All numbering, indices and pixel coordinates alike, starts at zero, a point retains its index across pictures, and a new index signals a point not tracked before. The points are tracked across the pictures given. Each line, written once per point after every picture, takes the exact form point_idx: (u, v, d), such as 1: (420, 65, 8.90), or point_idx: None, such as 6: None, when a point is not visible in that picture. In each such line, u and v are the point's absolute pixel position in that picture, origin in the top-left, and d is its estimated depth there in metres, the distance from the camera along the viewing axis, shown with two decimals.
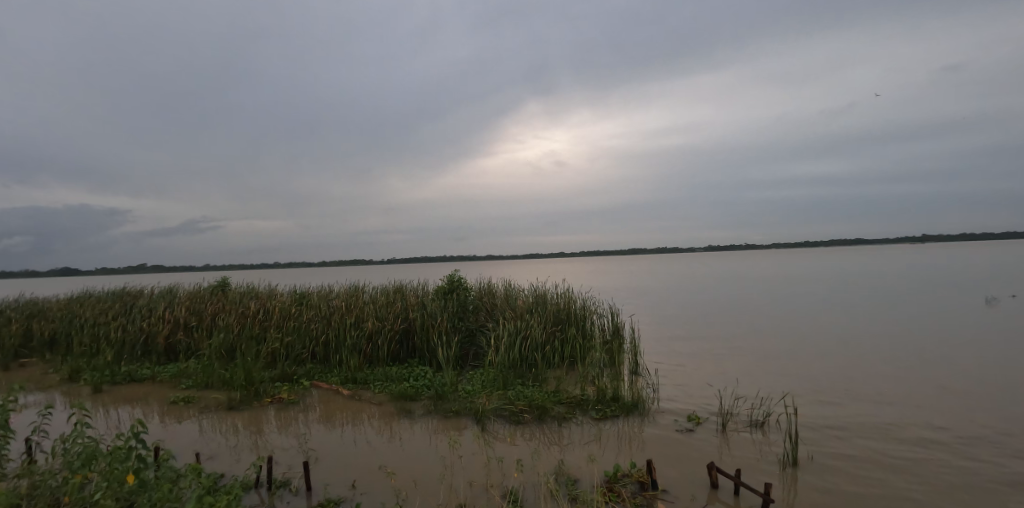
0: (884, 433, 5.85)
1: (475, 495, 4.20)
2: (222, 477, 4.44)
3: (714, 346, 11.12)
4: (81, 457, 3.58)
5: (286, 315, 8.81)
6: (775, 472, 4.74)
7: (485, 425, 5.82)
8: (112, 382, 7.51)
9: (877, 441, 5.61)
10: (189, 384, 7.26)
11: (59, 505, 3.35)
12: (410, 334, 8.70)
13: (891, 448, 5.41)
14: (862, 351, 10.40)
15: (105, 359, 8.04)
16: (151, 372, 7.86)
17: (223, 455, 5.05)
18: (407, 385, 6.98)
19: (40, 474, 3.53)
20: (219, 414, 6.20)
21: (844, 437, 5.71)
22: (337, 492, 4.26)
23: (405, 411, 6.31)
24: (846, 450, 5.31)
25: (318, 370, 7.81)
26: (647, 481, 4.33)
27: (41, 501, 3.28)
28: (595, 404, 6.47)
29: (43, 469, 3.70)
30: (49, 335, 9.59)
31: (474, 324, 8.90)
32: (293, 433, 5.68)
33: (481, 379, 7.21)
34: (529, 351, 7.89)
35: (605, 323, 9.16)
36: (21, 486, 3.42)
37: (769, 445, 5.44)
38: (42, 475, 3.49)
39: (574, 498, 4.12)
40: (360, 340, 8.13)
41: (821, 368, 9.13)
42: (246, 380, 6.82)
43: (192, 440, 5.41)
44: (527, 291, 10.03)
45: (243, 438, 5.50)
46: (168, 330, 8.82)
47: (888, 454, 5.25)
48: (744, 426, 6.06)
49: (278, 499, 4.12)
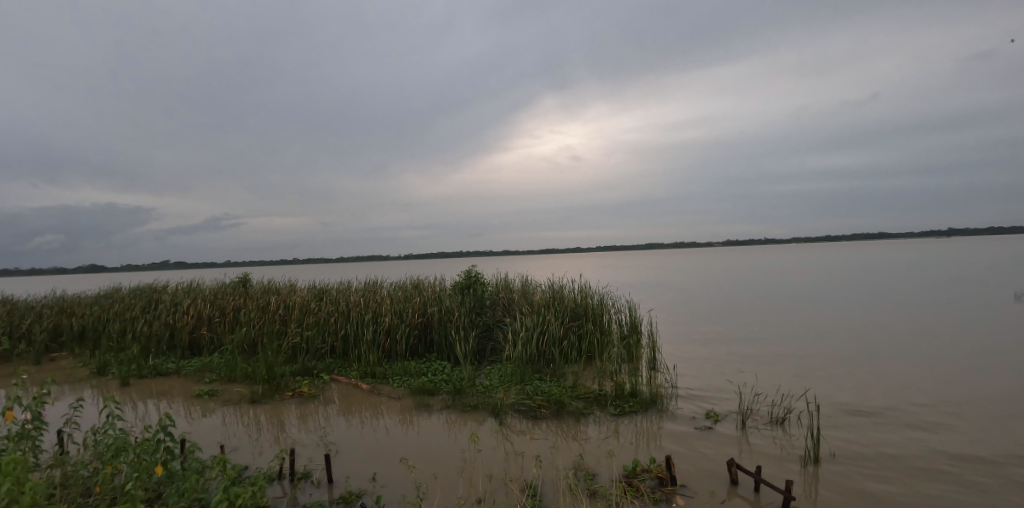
0: (905, 431, 5.75)
1: (494, 488, 4.24)
2: (246, 470, 4.55)
3: (733, 341, 11.04)
4: (112, 448, 3.72)
5: (306, 310, 8.91)
6: (797, 471, 4.67)
7: (503, 420, 5.84)
8: (138, 376, 7.71)
9: (902, 441, 5.49)
10: (213, 377, 7.43)
11: (90, 495, 3.50)
12: (427, 329, 8.73)
13: (912, 447, 5.31)
14: (887, 348, 10.11)
15: (131, 354, 8.29)
16: (175, 366, 8.07)
17: (246, 447, 5.17)
18: (425, 380, 7.05)
19: (72, 464, 3.66)
20: (242, 407, 6.33)
21: (869, 436, 5.61)
22: (358, 485, 4.33)
23: (424, 406, 6.36)
24: (867, 449, 5.22)
25: (337, 364, 7.93)
26: (666, 477, 4.30)
27: (72, 491, 3.41)
28: (613, 399, 6.42)
29: (73, 461, 3.82)
30: (78, 330, 9.91)
31: (491, 319, 8.92)
32: (314, 426, 5.78)
33: (499, 374, 7.22)
34: (546, 346, 7.89)
35: (622, 318, 9.06)
36: (53, 476, 3.55)
37: (792, 443, 5.35)
38: (73, 465, 3.63)
39: (594, 492, 4.13)
40: (378, 336, 8.22)
41: (844, 365, 8.90)
42: (267, 374, 6.97)
43: (217, 432, 5.54)
44: (544, 286, 9.96)
45: (265, 431, 5.61)
46: (191, 324, 9.02)
47: (913, 453, 5.15)
48: (765, 423, 5.98)
49: (300, 491, 4.20)
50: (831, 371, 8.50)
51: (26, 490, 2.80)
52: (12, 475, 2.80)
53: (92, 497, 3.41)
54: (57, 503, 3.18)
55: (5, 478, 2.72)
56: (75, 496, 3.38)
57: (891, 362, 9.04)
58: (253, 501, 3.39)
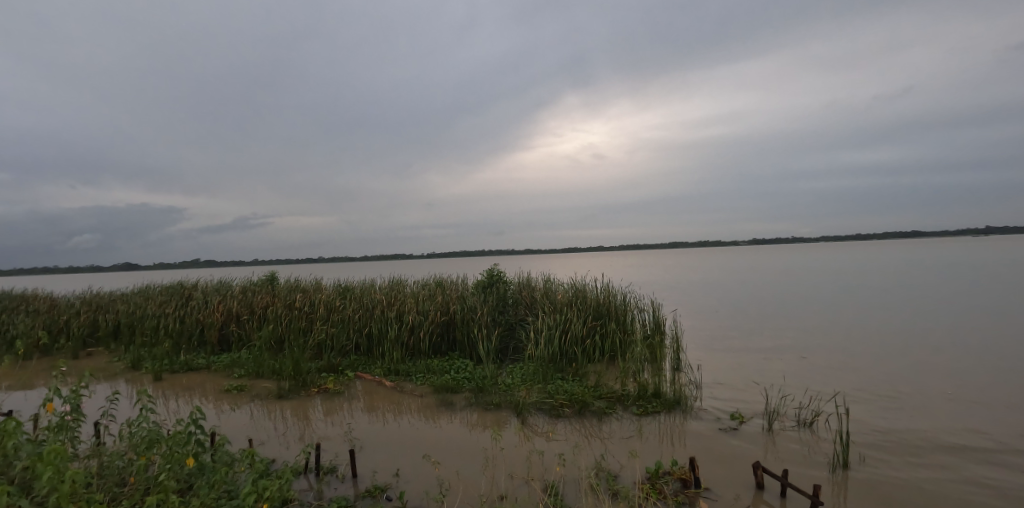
0: (936, 436, 5.57)
1: (516, 487, 4.24)
2: (273, 463, 4.67)
3: (759, 341, 10.83)
4: (146, 440, 3.88)
5: (331, 308, 9.07)
6: (826, 476, 4.55)
7: (526, 418, 5.85)
8: (170, 371, 7.97)
9: (932, 445, 5.33)
10: (241, 373, 7.62)
11: (125, 484, 3.63)
12: (450, 327, 8.79)
13: (943, 452, 5.15)
14: (922, 351, 9.76)
15: (164, 349, 8.57)
16: (206, 362, 8.31)
17: (274, 441, 5.28)
18: (448, 378, 7.09)
19: (108, 455, 3.81)
20: (269, 402, 6.49)
21: (899, 440, 5.46)
22: (382, 480, 4.39)
23: (446, 404, 6.41)
24: (896, 454, 5.07)
25: (361, 361, 8.05)
26: (689, 479, 4.25)
27: (110, 480, 3.57)
28: (636, 400, 6.37)
29: (109, 452, 3.97)
30: (113, 325, 10.31)
31: (514, 318, 8.93)
32: (338, 422, 5.88)
33: (521, 372, 7.24)
34: (568, 345, 7.86)
35: (645, 318, 8.96)
36: (90, 466, 3.69)
37: (820, 447, 5.24)
38: (109, 455, 3.77)
39: (616, 493, 4.10)
40: (402, 334, 8.30)
41: (875, 368, 8.62)
42: (294, 370, 7.12)
43: (244, 426, 5.69)
44: (566, 285, 9.91)
45: (292, 425, 5.75)
46: (221, 321, 9.27)
47: (944, 459, 4.99)
48: (792, 426, 5.86)
49: (325, 484, 4.28)
50: (860, 373, 8.28)
51: (68, 479, 2.90)
52: (54, 464, 2.93)
53: (126, 487, 3.54)
54: (94, 493, 3.32)
55: (47, 468, 2.85)
56: (112, 485, 3.52)
57: (925, 365, 8.72)
58: (279, 494, 3.47)
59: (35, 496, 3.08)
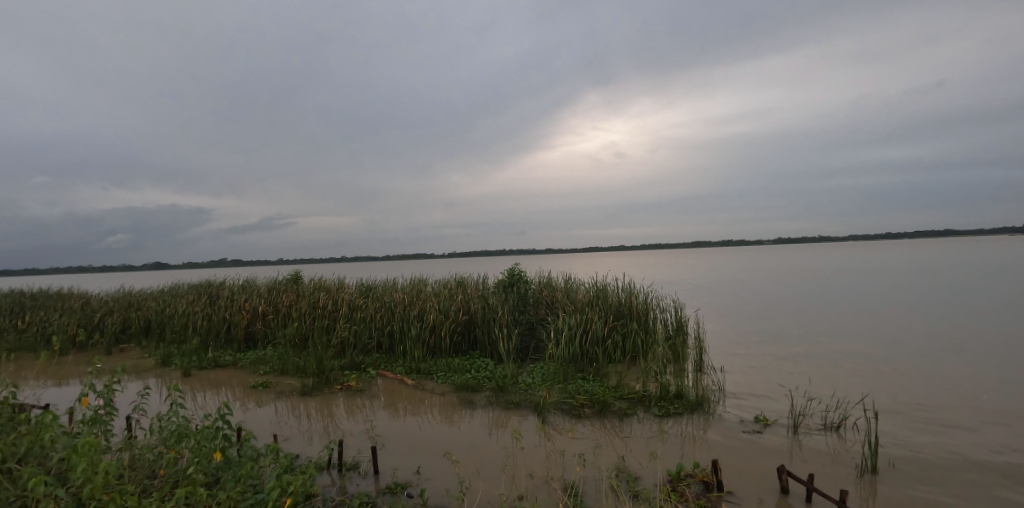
0: (970, 442, 5.39)
1: (536, 486, 4.24)
2: (297, 458, 4.76)
3: (783, 343, 10.64)
4: (175, 434, 4.01)
5: (353, 306, 9.21)
6: (854, 481, 4.43)
7: (546, 418, 5.85)
8: (198, 367, 8.19)
9: (966, 451, 5.15)
10: (266, 370, 7.79)
11: (155, 477, 3.75)
12: (470, 326, 8.84)
13: (977, 458, 4.97)
14: (956, 354, 9.44)
15: (192, 346, 8.81)
16: (232, 359, 8.52)
17: (297, 437, 5.38)
18: (469, 377, 7.13)
19: (139, 448, 3.93)
20: (293, 399, 6.62)
21: (930, 445, 5.29)
22: (403, 476, 4.44)
23: (467, 402, 6.45)
24: (927, 459, 4.92)
25: (383, 360, 8.15)
26: (712, 482, 4.20)
27: (141, 472, 3.69)
28: (657, 400, 6.31)
29: (140, 445, 4.10)
30: (144, 323, 10.63)
31: (535, 317, 8.93)
32: (360, 419, 5.97)
33: (542, 372, 7.24)
34: (589, 345, 7.82)
35: (668, 318, 8.86)
36: (122, 459, 3.82)
37: (848, 451, 5.10)
38: (140, 449, 3.89)
39: (637, 494, 4.07)
40: (423, 332, 8.38)
41: (906, 371, 8.36)
42: (318, 367, 7.25)
43: (270, 421, 5.82)
44: (587, 284, 9.86)
45: (315, 421, 5.86)
46: (247, 319, 9.49)
47: (978, 466, 4.81)
48: (818, 429, 5.72)
49: (348, 480, 4.35)
50: (890, 376, 8.04)
51: (102, 470, 3.01)
52: (87, 456, 3.04)
53: (157, 479, 3.66)
54: (126, 484, 3.43)
55: (82, 460, 2.96)
56: (143, 477, 3.63)
57: (958, 369, 8.42)
58: (302, 489, 3.55)
59: (71, 486, 3.19)
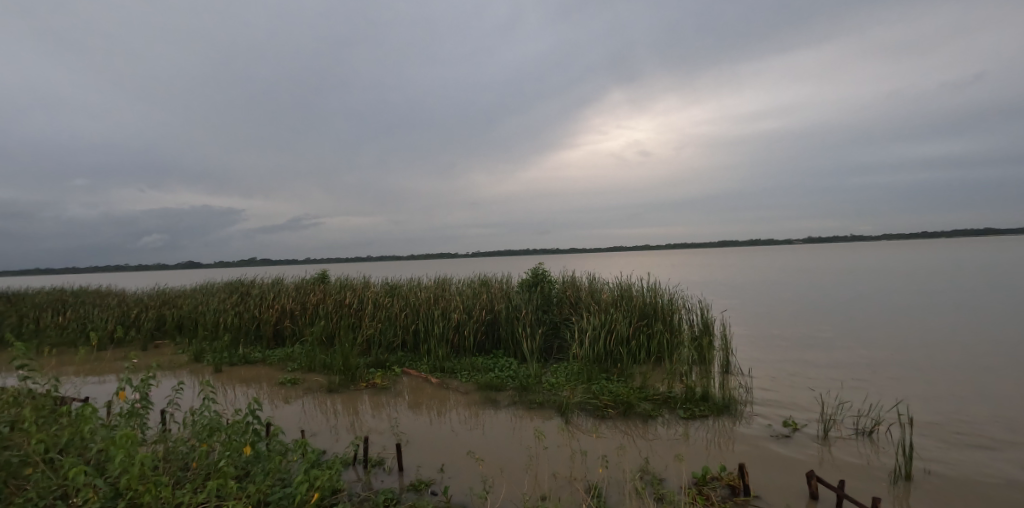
0: (1012, 453, 5.16)
1: (559, 486, 4.23)
2: (324, 454, 4.86)
3: (813, 346, 10.36)
4: (207, 428, 4.14)
5: (379, 305, 9.35)
6: (887, 488, 4.30)
7: (569, 418, 5.83)
8: (229, 363, 8.44)
9: (1008, 462, 4.94)
10: (294, 366, 7.98)
11: (188, 469, 3.88)
12: (494, 326, 8.87)
13: (1019, 470, 4.77)
14: (998, 360, 9.03)
15: (224, 343, 9.08)
16: (262, 356, 8.75)
17: (324, 433, 5.50)
18: (492, 376, 7.17)
19: (173, 441, 4.07)
20: (321, 395, 6.75)
21: (969, 455, 5.09)
22: (427, 474, 4.49)
23: (491, 401, 6.48)
24: (966, 470, 4.74)
25: (408, 358, 8.25)
26: (738, 486, 4.12)
27: (174, 464, 3.83)
28: (683, 402, 6.22)
29: (174, 438, 4.24)
30: (178, 320, 10.99)
31: (559, 317, 8.91)
32: (386, 416, 6.05)
33: (566, 372, 7.22)
34: (614, 345, 7.76)
35: (693, 319, 8.72)
36: (158, 451, 3.96)
37: (881, 457, 4.95)
38: (174, 442, 4.03)
39: (661, 497, 4.02)
40: (448, 331, 8.45)
41: (944, 377, 8.05)
42: (344, 365, 7.39)
43: (298, 417, 5.96)
44: (612, 284, 9.79)
45: (341, 418, 5.96)
46: (275, 317, 9.73)
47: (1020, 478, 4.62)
48: (849, 434, 5.57)
49: (373, 476, 4.42)
50: (926, 383, 7.75)
51: (138, 462, 3.13)
52: (125, 448, 3.15)
53: (190, 471, 3.78)
54: (161, 476, 3.56)
55: (120, 451, 3.08)
56: (177, 469, 3.77)
57: (1000, 376, 8.06)
58: (327, 485, 3.62)
59: (109, 476, 3.33)
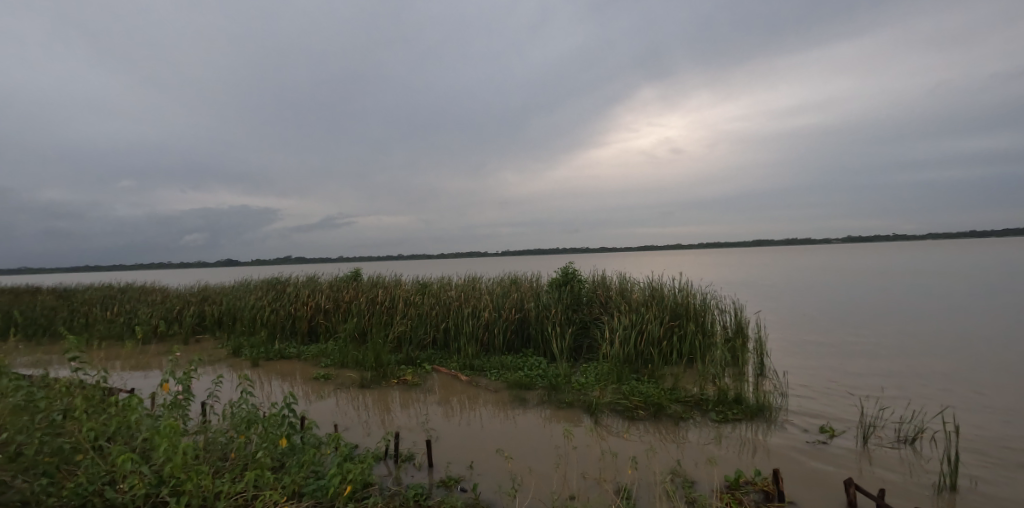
0: None
1: (588, 487, 4.23)
2: (358, 448, 4.98)
3: (852, 352, 9.98)
4: (244, 420, 4.29)
5: (409, 303, 9.49)
6: (930, 499, 4.14)
7: (599, 418, 5.80)
8: (266, 358, 8.74)
9: None
10: (328, 362, 8.19)
11: (226, 459, 4.04)
12: (523, 324, 8.89)
13: None
14: None
15: (260, 338, 9.41)
16: (296, 351, 9.02)
17: (357, 427, 5.63)
18: (522, 374, 7.20)
19: (213, 432, 4.23)
20: (353, 391, 6.92)
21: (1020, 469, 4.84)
22: (456, 471, 4.55)
23: (520, 399, 6.52)
24: (1016, 484, 4.51)
25: (438, 356, 8.36)
26: (772, 492, 4.03)
27: (214, 454, 3.99)
28: (715, 405, 6.10)
29: (214, 429, 4.41)
30: (217, 316, 11.43)
31: (588, 317, 8.86)
32: (416, 413, 6.15)
33: (595, 372, 7.18)
34: (644, 346, 7.66)
35: (726, 320, 8.53)
36: (199, 440, 4.13)
37: (923, 466, 4.77)
38: (214, 432, 4.20)
39: (692, 501, 3.97)
40: (477, 329, 8.52)
41: (994, 386, 7.65)
42: (376, 362, 7.54)
43: (331, 412, 6.12)
44: (643, 284, 9.66)
45: (373, 413, 6.10)
46: (310, 314, 10.01)
47: None
48: (890, 442, 5.36)
49: (404, 471, 4.50)
50: (974, 392, 7.39)
51: (179, 451, 3.26)
52: (169, 438, 3.30)
53: (228, 461, 3.94)
54: (202, 464, 3.71)
55: (164, 441, 3.23)
56: (216, 459, 3.92)
57: None
58: (359, 479, 3.70)
59: (154, 464, 3.50)
